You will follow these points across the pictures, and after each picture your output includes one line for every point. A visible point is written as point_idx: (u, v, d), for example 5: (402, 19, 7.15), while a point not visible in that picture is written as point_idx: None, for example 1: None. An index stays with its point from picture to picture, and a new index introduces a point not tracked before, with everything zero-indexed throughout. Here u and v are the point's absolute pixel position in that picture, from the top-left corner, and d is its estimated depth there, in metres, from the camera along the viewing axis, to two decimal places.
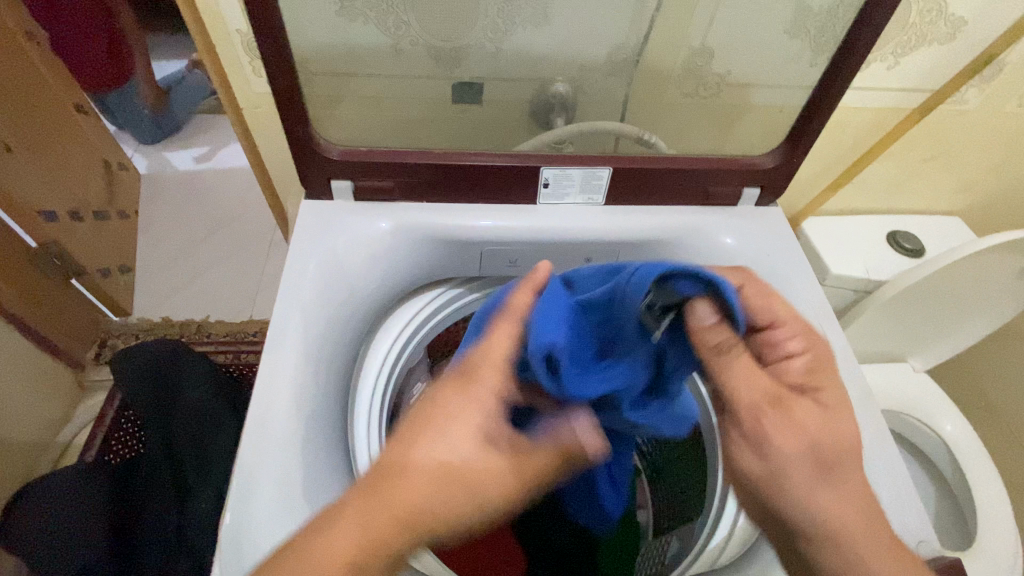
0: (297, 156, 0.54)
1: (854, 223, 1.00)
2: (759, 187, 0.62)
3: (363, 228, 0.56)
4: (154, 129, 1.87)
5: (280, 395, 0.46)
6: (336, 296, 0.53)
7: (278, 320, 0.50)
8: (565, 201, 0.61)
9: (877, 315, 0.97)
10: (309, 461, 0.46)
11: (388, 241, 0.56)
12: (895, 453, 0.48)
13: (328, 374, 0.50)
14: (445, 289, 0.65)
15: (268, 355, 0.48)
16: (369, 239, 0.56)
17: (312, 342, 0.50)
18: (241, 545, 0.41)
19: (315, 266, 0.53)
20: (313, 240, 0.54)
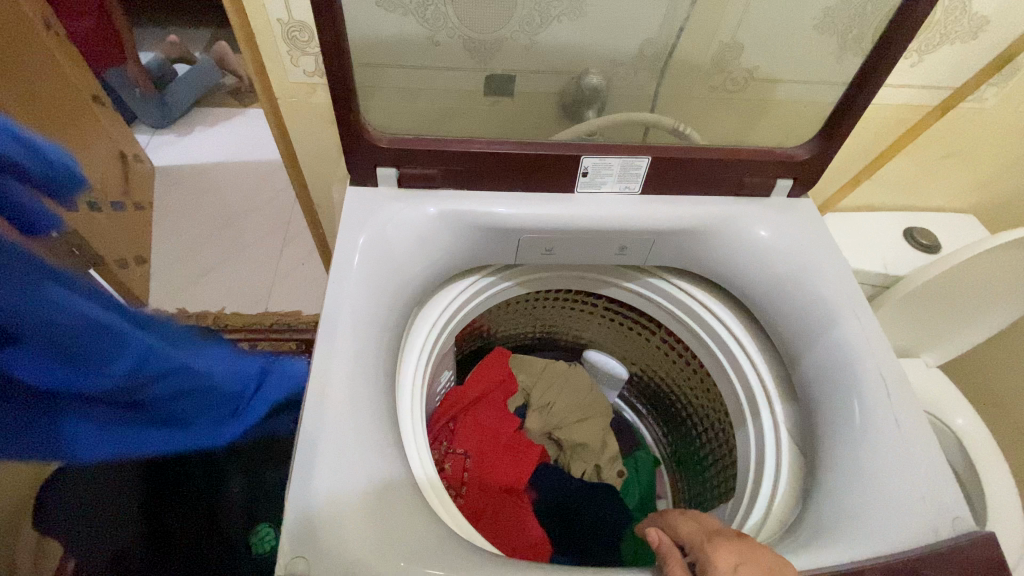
0: (346, 144, 0.55)
1: (870, 219, 1.02)
2: (792, 179, 0.64)
3: (409, 212, 0.57)
4: (158, 108, 1.93)
5: (337, 367, 0.48)
6: (386, 278, 0.54)
7: (333, 297, 0.51)
8: (602, 189, 0.62)
9: (893, 309, 0.98)
10: (367, 448, 0.45)
11: (434, 226, 0.57)
12: (930, 436, 0.48)
13: (383, 349, 0.52)
14: (481, 277, 0.67)
15: (320, 340, 0.49)
16: (415, 223, 0.57)
17: (363, 324, 0.51)
18: (302, 528, 0.41)
19: (364, 250, 0.54)
20: (356, 223, 0.55)
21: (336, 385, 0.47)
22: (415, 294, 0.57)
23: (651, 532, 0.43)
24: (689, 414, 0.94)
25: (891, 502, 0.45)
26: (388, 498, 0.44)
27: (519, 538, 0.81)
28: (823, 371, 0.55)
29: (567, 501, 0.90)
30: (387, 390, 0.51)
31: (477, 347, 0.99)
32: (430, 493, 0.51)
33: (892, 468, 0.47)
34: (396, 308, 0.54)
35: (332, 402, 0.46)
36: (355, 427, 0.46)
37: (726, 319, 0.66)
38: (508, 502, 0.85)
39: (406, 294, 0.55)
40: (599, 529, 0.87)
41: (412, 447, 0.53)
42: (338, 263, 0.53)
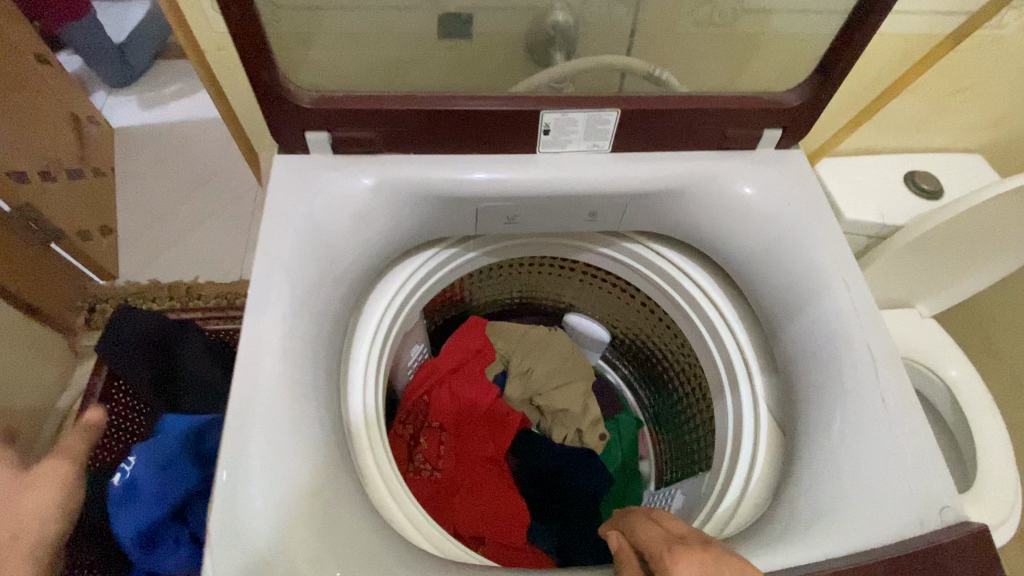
0: (266, 107, 0.48)
1: (870, 166, 0.94)
2: (781, 129, 0.56)
3: (346, 184, 0.50)
4: (123, 64, 1.78)
5: (266, 362, 0.43)
6: (322, 260, 0.48)
7: (259, 282, 0.46)
8: (567, 149, 0.55)
9: (890, 262, 0.93)
10: (304, 449, 0.41)
11: (376, 199, 0.51)
12: (920, 419, 0.45)
13: (322, 339, 0.47)
14: (439, 251, 0.61)
15: (247, 328, 0.44)
16: (354, 196, 0.50)
17: (296, 311, 0.46)
18: (233, 538, 0.38)
19: (295, 228, 0.48)
20: (285, 198, 0.49)
21: (265, 384, 0.42)
22: (358, 276, 0.51)
23: (610, 538, 0.41)
24: (674, 378, 0.90)
25: (870, 489, 0.42)
26: (326, 506, 0.40)
27: (498, 512, 0.80)
28: (807, 346, 0.50)
29: (549, 468, 0.88)
30: (327, 385, 0.46)
31: (452, 316, 0.94)
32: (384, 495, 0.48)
33: (875, 455, 0.43)
34: (336, 294, 0.49)
35: (262, 404, 0.42)
36: (289, 427, 0.42)
37: (704, 286, 0.61)
38: (487, 474, 0.84)
39: (348, 278, 0.50)
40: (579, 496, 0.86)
41: (363, 443, 0.50)
42: (265, 245, 0.47)
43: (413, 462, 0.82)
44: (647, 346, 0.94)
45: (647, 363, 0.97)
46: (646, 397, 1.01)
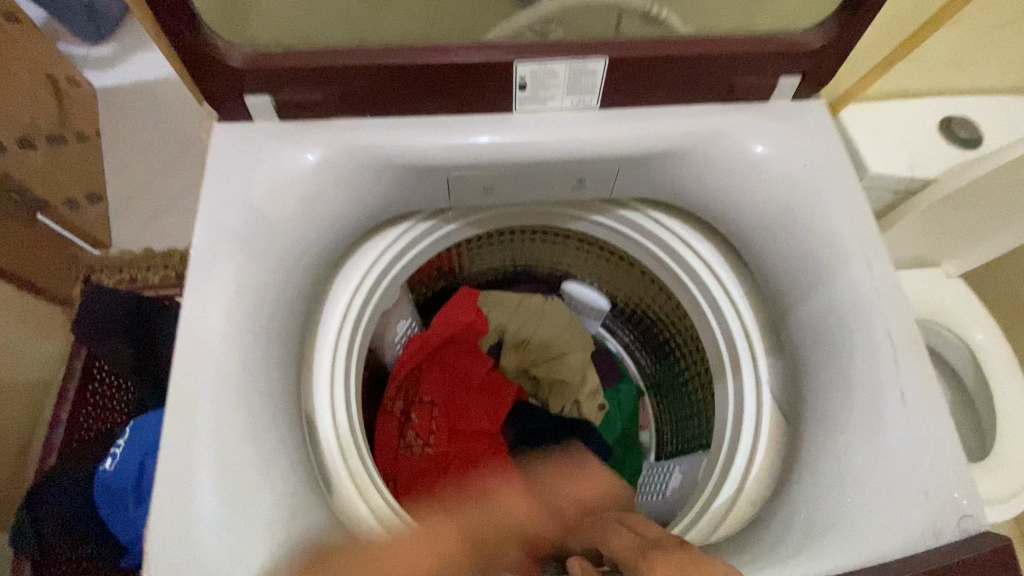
0: (194, 69, 0.41)
1: (902, 112, 0.84)
2: (799, 75, 0.48)
3: (292, 159, 0.45)
4: (92, 25, 1.70)
5: (209, 367, 0.41)
6: (269, 248, 0.44)
7: (199, 277, 0.42)
8: (549, 107, 0.48)
9: (918, 219, 0.86)
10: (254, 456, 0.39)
11: (328, 175, 0.45)
12: (941, 415, 0.40)
13: (273, 335, 0.44)
14: (412, 226, 0.56)
15: (188, 330, 0.41)
16: (302, 172, 0.45)
17: (242, 308, 0.42)
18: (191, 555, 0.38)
19: (238, 213, 0.43)
20: (226, 177, 0.44)
21: (207, 390, 0.40)
22: (314, 260, 0.47)
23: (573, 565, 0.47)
24: (676, 347, 0.86)
25: (875, 495, 0.39)
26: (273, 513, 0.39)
27: (489, 488, 0.78)
28: (815, 330, 0.45)
29: (544, 440, 0.87)
30: (280, 384, 0.44)
31: (442, 287, 0.90)
32: (347, 494, 0.46)
33: (875, 459, 0.40)
34: (287, 283, 0.45)
35: (205, 410, 0.40)
36: (233, 434, 0.40)
37: (704, 258, 0.55)
38: (479, 448, 0.83)
39: (301, 265, 0.46)
40: (577, 471, 0.84)
41: (327, 439, 0.48)
42: (203, 235, 0.43)
43: (404, 437, 0.80)
44: (649, 313, 0.89)
45: (649, 331, 0.92)
46: (648, 365, 0.97)
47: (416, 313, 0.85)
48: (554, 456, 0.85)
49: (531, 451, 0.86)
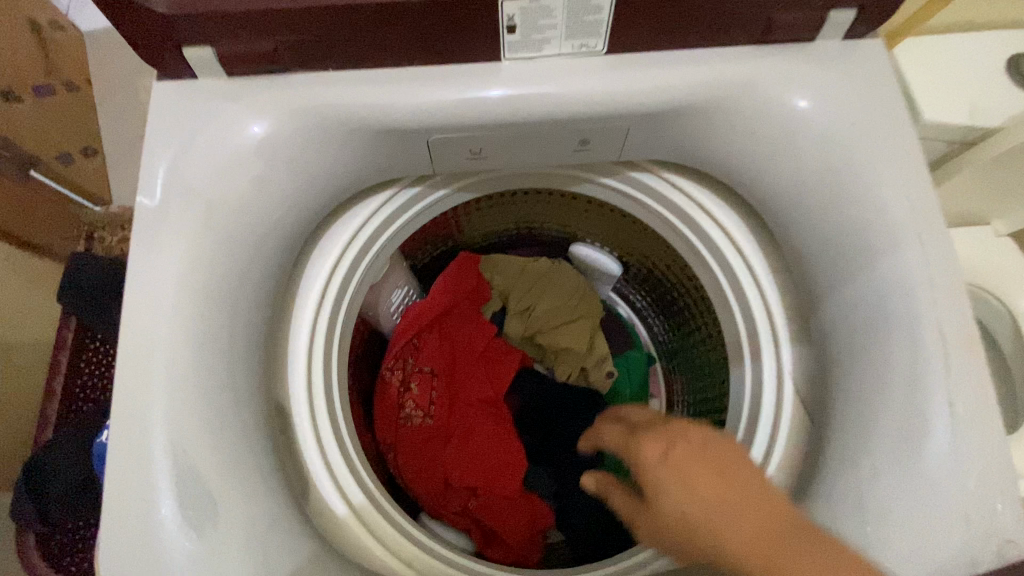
0: (119, 18, 0.36)
1: (972, 46, 0.72)
2: (852, 9, 0.39)
3: (231, 137, 0.41)
4: None
5: (156, 357, 0.40)
6: (216, 235, 0.41)
7: (140, 263, 0.41)
8: (545, 52, 0.41)
9: (974, 174, 0.76)
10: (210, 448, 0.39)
11: (275, 150, 0.42)
12: (982, 426, 0.37)
13: (228, 326, 0.42)
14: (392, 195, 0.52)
15: (134, 316, 0.40)
16: (242, 151, 0.41)
17: (195, 296, 0.40)
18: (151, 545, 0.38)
19: (179, 196, 0.41)
20: (163, 165, 0.41)
21: (160, 382, 0.39)
22: (271, 244, 0.44)
23: (589, 481, 0.52)
24: (691, 316, 0.80)
25: (904, 512, 0.37)
26: (238, 517, 0.39)
27: (491, 460, 0.75)
28: (845, 320, 0.41)
29: (548, 411, 0.84)
30: (241, 378, 0.42)
31: (440, 253, 0.85)
32: (327, 492, 0.46)
33: (907, 475, 0.37)
34: (242, 271, 0.42)
35: (158, 403, 0.39)
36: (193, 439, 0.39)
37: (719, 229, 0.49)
38: (482, 417, 0.78)
39: (255, 249, 0.43)
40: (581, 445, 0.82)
41: (304, 430, 0.47)
42: (145, 229, 0.41)
43: (404, 408, 0.77)
44: (665, 279, 0.83)
45: (664, 296, 0.86)
46: (661, 331, 0.92)
47: (414, 281, 0.81)
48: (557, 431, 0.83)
49: (534, 425, 0.83)
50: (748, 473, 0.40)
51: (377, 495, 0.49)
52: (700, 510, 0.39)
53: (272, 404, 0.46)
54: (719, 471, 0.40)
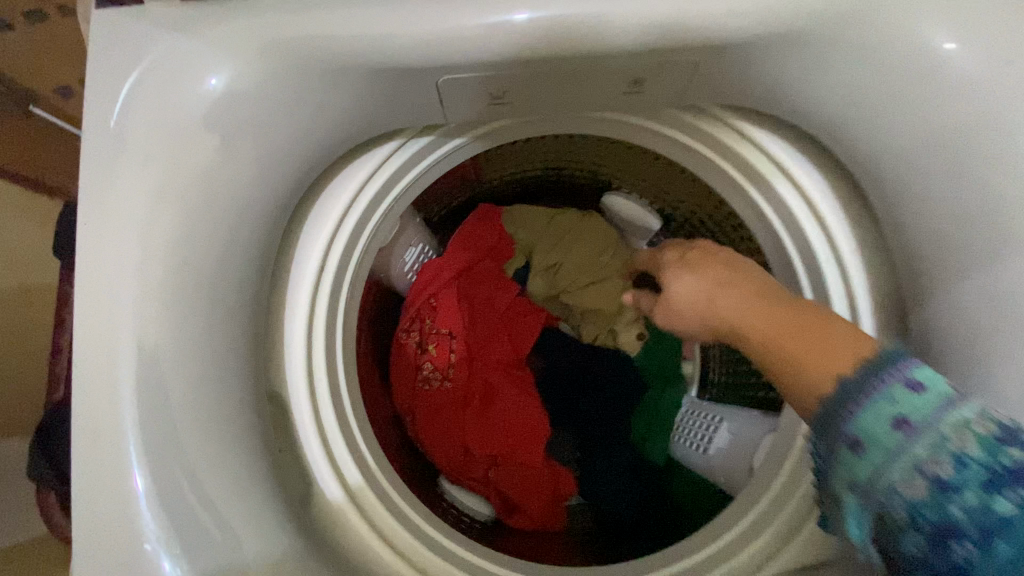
0: None
1: None
2: None
3: (178, 96, 0.36)
4: None
5: (123, 333, 0.37)
6: (175, 211, 0.37)
7: (92, 232, 0.36)
8: None
9: None
10: (197, 424, 0.38)
11: (231, 110, 0.36)
12: None
13: (200, 308, 0.39)
14: (391, 147, 0.48)
15: (87, 288, 0.36)
16: (193, 113, 0.36)
17: (168, 264, 0.37)
18: (132, 533, 0.36)
19: (133, 158, 0.36)
20: (108, 133, 0.36)
21: (133, 359, 0.37)
22: (244, 217, 0.40)
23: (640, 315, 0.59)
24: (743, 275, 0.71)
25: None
26: (224, 505, 0.38)
27: (512, 427, 0.72)
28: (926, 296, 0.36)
29: (571, 378, 0.80)
30: (221, 359, 0.40)
31: (454, 204, 0.77)
32: (322, 475, 0.45)
33: None
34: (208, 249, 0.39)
35: (130, 382, 0.37)
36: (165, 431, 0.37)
37: (782, 192, 0.46)
38: (503, 382, 0.74)
39: (225, 224, 0.39)
40: (604, 415, 0.78)
41: (299, 403, 0.46)
42: (94, 203, 0.36)
43: (421, 370, 0.72)
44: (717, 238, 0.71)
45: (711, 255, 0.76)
46: None
47: (429, 237, 0.74)
48: (581, 401, 0.78)
49: (558, 392, 0.79)
50: (761, 274, 0.46)
51: (374, 479, 0.49)
52: (701, 288, 0.46)
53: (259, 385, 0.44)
54: (728, 267, 0.47)
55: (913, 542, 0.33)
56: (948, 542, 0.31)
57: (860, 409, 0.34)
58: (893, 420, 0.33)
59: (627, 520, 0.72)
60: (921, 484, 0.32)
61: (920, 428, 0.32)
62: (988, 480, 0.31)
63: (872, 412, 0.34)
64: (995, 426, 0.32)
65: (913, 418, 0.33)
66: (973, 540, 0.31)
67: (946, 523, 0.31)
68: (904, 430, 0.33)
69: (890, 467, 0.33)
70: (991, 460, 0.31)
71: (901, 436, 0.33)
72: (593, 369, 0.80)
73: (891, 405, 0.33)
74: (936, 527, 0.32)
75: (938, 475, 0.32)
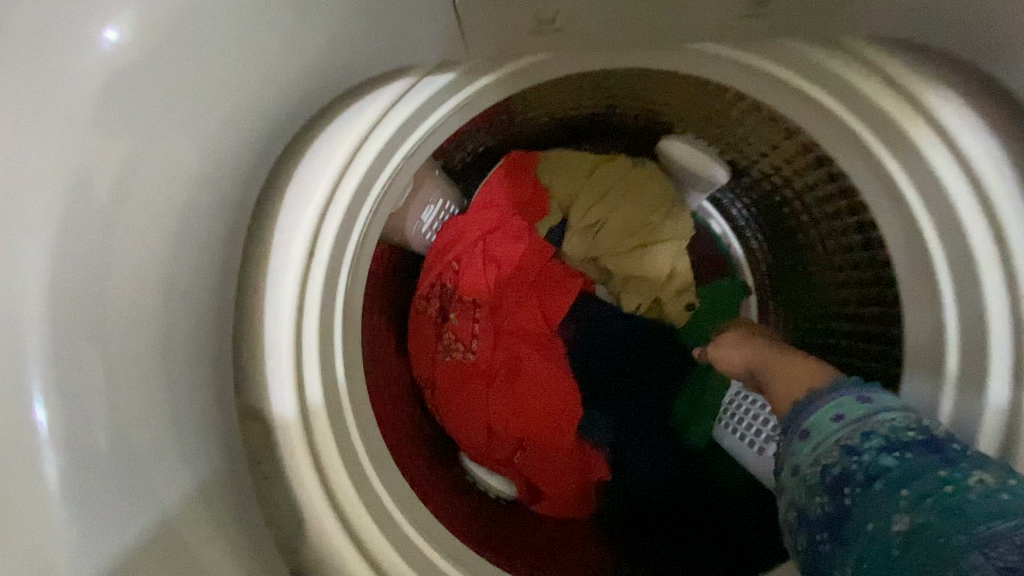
0: None
1: None
2: None
3: (59, 78, 0.28)
4: None
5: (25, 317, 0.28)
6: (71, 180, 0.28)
7: None
8: None
9: None
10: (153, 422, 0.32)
11: (159, 50, 0.29)
12: None
13: (146, 292, 0.32)
14: (398, 88, 0.38)
15: None
16: (85, 96, 0.28)
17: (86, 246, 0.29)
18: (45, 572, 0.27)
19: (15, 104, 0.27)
20: None
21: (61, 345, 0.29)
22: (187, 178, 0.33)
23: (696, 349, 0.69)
24: (830, 275, 0.60)
25: None
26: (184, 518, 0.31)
27: (538, 409, 0.65)
28: None
29: (608, 352, 0.71)
30: (183, 341, 0.35)
31: (478, 151, 0.65)
32: (308, 489, 0.39)
33: None
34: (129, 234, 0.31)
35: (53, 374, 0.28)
36: (92, 447, 0.29)
37: (929, 148, 0.36)
38: (533, 357, 0.66)
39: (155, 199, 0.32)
40: (642, 393, 0.70)
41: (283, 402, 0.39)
42: None
43: (442, 343, 0.65)
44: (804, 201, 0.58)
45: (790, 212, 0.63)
46: (773, 248, 0.70)
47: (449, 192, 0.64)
48: (619, 378, 0.70)
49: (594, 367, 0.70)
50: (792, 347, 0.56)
51: (375, 498, 0.42)
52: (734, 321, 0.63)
53: (241, 373, 0.39)
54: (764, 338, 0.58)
55: (820, 497, 0.38)
56: (843, 490, 0.37)
57: (812, 409, 0.42)
58: (833, 414, 0.41)
59: (663, 515, 0.66)
60: (834, 451, 0.38)
61: (852, 419, 0.40)
62: (885, 446, 0.37)
63: (822, 410, 0.41)
64: (910, 420, 0.38)
65: (848, 413, 0.40)
66: (862, 487, 0.36)
67: (843, 475, 0.37)
68: (838, 420, 0.40)
69: (820, 445, 0.39)
70: (895, 435, 0.37)
71: (833, 424, 0.40)
72: (636, 345, 0.71)
73: (834, 405, 0.41)
74: (835, 479, 0.37)
75: (847, 441, 0.38)
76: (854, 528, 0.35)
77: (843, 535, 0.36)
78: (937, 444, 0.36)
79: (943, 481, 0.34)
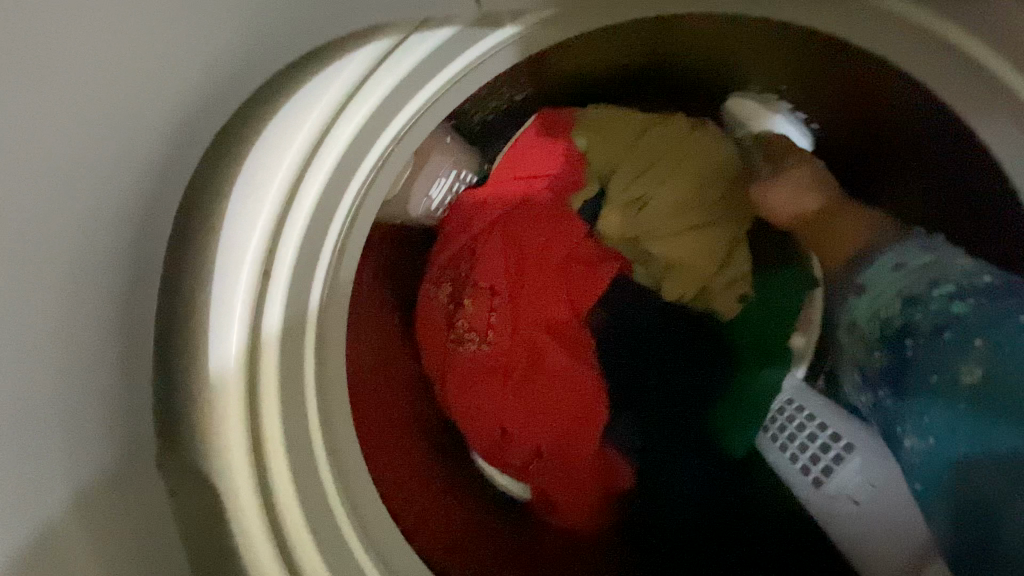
0: None
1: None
2: None
3: None
4: None
5: None
6: None
7: None
8: None
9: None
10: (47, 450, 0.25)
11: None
12: None
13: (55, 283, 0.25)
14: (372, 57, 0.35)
15: None
16: None
17: None
18: None
19: None
20: None
21: None
22: (122, 134, 0.26)
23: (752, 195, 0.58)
24: None
25: None
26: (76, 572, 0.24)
27: (559, 415, 0.56)
28: None
29: (642, 356, 0.60)
30: (129, 328, 0.30)
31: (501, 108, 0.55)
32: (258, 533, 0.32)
33: None
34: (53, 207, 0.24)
35: None
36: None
37: None
38: (556, 354, 0.57)
39: (72, 157, 0.25)
40: (681, 406, 0.60)
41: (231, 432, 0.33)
42: None
43: (453, 332, 0.57)
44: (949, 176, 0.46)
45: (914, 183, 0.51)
46: None
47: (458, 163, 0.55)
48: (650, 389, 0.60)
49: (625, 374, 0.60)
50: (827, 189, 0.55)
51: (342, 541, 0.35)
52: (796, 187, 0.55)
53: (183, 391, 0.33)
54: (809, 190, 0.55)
55: (882, 350, 0.45)
56: (903, 341, 0.43)
57: (868, 266, 0.49)
58: (892, 265, 0.46)
59: (685, 542, 0.58)
60: (896, 303, 0.44)
61: (912, 267, 0.45)
62: (956, 293, 0.41)
63: (878, 264, 0.48)
64: (983, 267, 0.43)
65: (907, 261, 0.46)
66: (925, 336, 0.42)
67: (906, 326, 0.43)
68: (899, 270, 0.46)
69: (881, 298, 0.46)
70: (969, 280, 0.42)
71: (896, 270, 0.46)
72: (675, 349, 0.60)
73: (890, 258, 0.47)
74: (898, 330, 0.44)
75: (910, 291, 0.44)
76: (917, 376, 0.42)
77: (905, 380, 0.43)
78: (1008, 286, 0.41)
79: (1021, 327, 0.38)
